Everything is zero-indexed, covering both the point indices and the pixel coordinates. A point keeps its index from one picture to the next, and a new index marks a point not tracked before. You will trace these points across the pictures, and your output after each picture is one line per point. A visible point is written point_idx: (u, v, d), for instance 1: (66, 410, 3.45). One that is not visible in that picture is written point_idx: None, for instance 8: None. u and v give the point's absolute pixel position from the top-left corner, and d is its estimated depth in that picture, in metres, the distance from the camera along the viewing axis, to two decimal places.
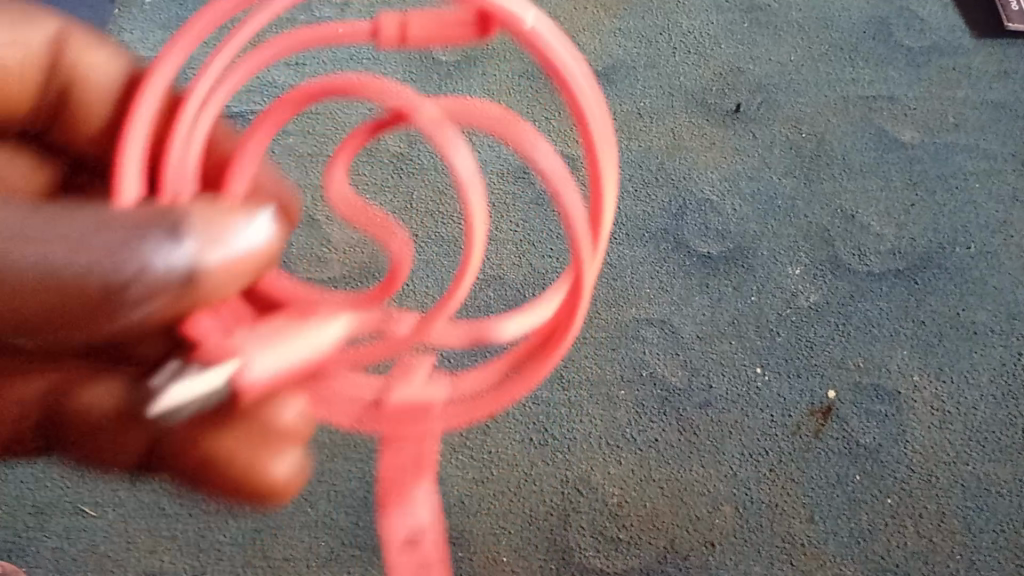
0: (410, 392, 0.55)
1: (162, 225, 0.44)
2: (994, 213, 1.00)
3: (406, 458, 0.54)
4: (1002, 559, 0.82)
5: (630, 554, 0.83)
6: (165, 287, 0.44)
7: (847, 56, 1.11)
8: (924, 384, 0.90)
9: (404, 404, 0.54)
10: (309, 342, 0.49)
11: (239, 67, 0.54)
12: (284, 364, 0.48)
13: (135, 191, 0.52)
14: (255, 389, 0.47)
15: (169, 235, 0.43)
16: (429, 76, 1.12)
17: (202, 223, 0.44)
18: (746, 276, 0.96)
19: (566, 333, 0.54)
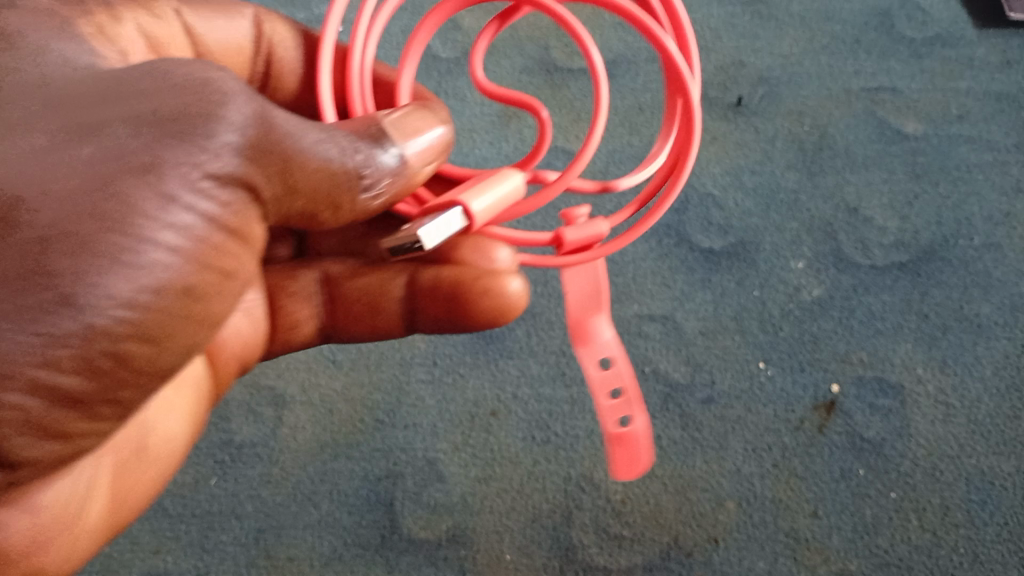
0: (575, 228, 0.56)
1: (368, 131, 0.49)
2: (997, 205, 0.99)
3: (583, 288, 0.60)
4: (1006, 552, 0.82)
5: (633, 551, 0.83)
6: (389, 176, 0.49)
7: (849, 48, 1.10)
8: (928, 377, 0.90)
9: (578, 243, 0.56)
10: (503, 186, 0.51)
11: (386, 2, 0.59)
12: (493, 208, 0.50)
13: (334, 117, 0.57)
14: (473, 230, 0.51)
15: (380, 136, 0.49)
16: (429, 73, 1.11)
17: (394, 125, 0.50)
18: (748, 271, 0.95)
19: (685, 162, 0.57)
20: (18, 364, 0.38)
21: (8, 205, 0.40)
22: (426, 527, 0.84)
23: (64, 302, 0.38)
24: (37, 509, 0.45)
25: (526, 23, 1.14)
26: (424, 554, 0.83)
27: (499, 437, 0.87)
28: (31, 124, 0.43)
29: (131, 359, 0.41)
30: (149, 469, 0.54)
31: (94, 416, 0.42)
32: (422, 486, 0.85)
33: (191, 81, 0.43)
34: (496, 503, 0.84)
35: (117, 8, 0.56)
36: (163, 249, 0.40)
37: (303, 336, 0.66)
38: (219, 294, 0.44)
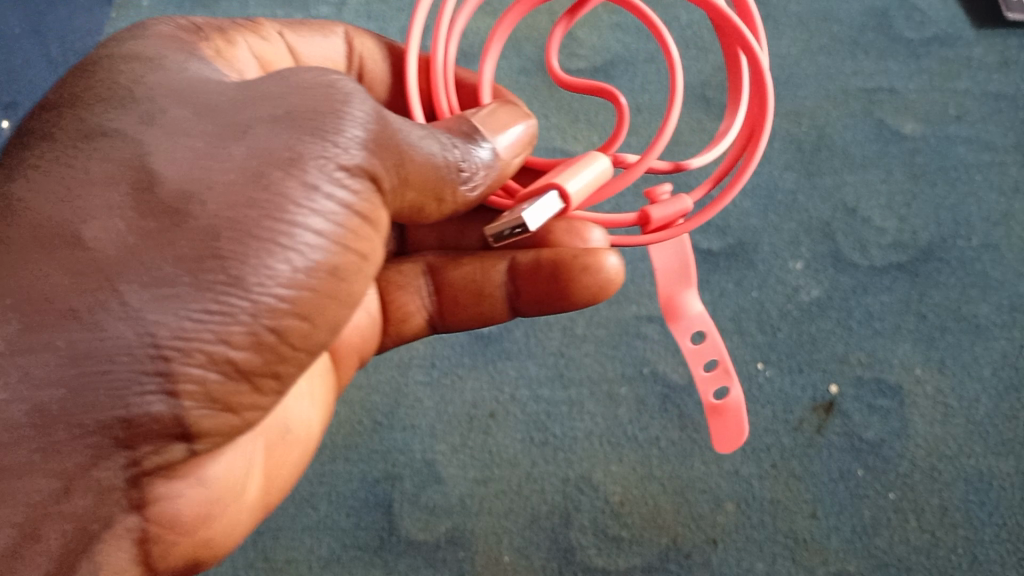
0: (660, 206, 0.57)
1: (461, 129, 0.53)
2: (995, 205, 0.99)
3: (670, 263, 0.63)
4: (1005, 552, 0.82)
5: (631, 552, 0.83)
6: (483, 171, 0.53)
7: (847, 48, 1.10)
8: (926, 377, 0.89)
9: (663, 221, 0.57)
10: (594, 168, 0.53)
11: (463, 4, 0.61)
12: (586, 189, 0.52)
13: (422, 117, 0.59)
14: (568, 212, 0.53)
15: (473, 134, 0.53)
16: None
17: (484, 125, 0.54)
18: (747, 272, 0.95)
19: (760, 133, 0.57)
20: (194, 342, 0.41)
21: (173, 199, 0.43)
22: (425, 529, 0.84)
23: (232, 284, 0.42)
24: (208, 484, 0.48)
25: (524, 24, 1.14)
26: (422, 555, 0.83)
27: (498, 438, 0.87)
28: (181, 126, 0.45)
29: (290, 336, 0.44)
30: (290, 452, 0.59)
31: (258, 392, 0.45)
32: (420, 487, 0.85)
33: (316, 83, 0.47)
34: (495, 504, 0.84)
35: (230, 32, 0.60)
36: (312, 233, 0.44)
37: (414, 327, 0.68)
38: (360, 275, 0.47)
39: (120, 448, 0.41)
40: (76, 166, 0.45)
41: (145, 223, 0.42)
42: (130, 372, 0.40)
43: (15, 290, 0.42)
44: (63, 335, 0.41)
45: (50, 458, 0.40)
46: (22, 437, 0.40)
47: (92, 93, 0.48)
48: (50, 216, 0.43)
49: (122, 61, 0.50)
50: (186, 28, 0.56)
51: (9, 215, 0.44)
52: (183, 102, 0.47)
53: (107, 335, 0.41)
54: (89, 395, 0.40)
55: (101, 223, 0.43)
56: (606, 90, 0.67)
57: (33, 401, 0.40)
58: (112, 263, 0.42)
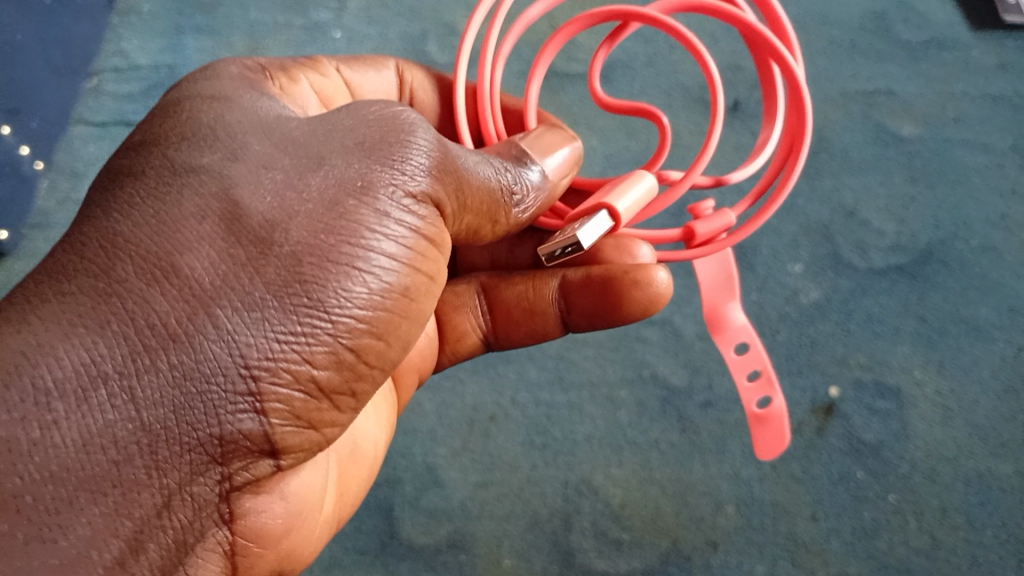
0: (705, 221, 0.57)
1: (511, 153, 0.56)
2: (994, 207, 0.99)
3: (714, 275, 0.65)
4: (1005, 553, 0.82)
5: (632, 555, 0.83)
6: (535, 193, 0.55)
7: (845, 51, 1.10)
8: (925, 379, 0.90)
9: (707, 236, 0.57)
10: (639, 186, 0.54)
11: (512, 27, 0.64)
12: (635, 207, 0.54)
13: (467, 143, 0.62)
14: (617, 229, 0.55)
15: (523, 158, 0.55)
16: None
17: (532, 148, 0.57)
18: (746, 275, 0.95)
19: (801, 144, 0.58)
20: (284, 362, 0.44)
21: (261, 227, 0.44)
22: (426, 532, 0.84)
23: (316, 306, 0.44)
24: (288, 497, 0.51)
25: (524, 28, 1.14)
26: (423, 559, 0.83)
27: (499, 442, 0.87)
28: (263, 157, 0.46)
29: (368, 354, 0.47)
30: (359, 467, 0.63)
31: (338, 407, 0.48)
32: (422, 490, 0.85)
33: (380, 117, 0.50)
34: (495, 507, 0.85)
35: (292, 69, 0.63)
36: (386, 256, 0.47)
37: (469, 346, 0.70)
38: (427, 295, 0.50)
39: (217, 464, 0.43)
40: (162, 197, 0.45)
41: (236, 249, 0.44)
42: (225, 390, 0.43)
43: (116, 320, 0.42)
44: (163, 359, 0.42)
45: (154, 478, 0.42)
46: (128, 458, 0.41)
47: (168, 130, 0.49)
48: (141, 244, 0.44)
49: (198, 102, 0.50)
50: (256, 69, 0.59)
51: (100, 247, 0.44)
52: (261, 135, 0.48)
53: (204, 356, 0.42)
54: (190, 414, 0.42)
55: (195, 251, 0.43)
56: (649, 110, 0.66)
57: (138, 423, 0.41)
58: (207, 289, 0.43)
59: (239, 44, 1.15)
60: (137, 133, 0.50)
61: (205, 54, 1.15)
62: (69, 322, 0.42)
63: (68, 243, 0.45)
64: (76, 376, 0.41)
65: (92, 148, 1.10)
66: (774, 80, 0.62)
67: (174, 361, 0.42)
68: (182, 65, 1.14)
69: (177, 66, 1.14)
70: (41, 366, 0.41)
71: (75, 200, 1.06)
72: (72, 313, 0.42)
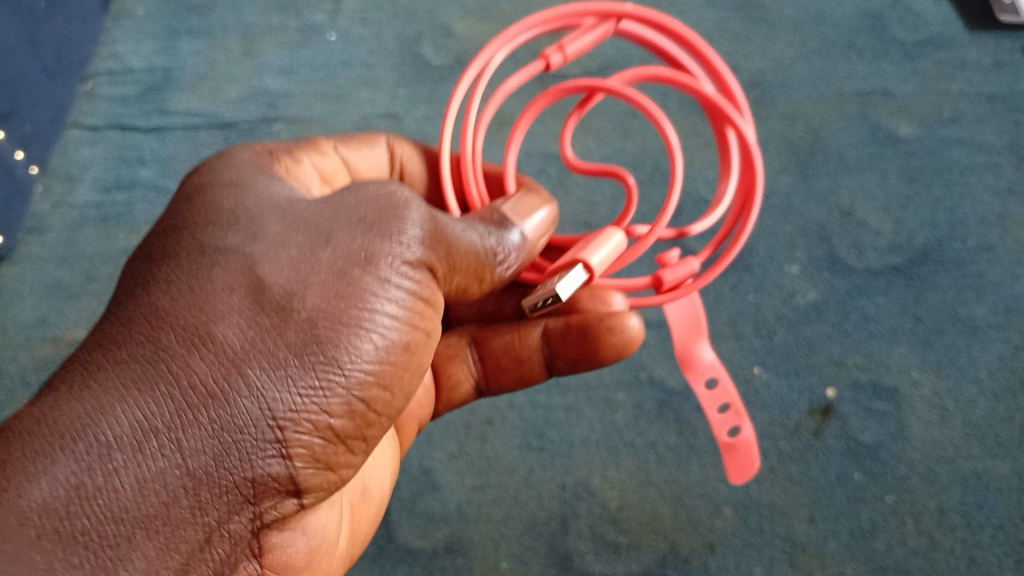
0: (671, 270, 0.60)
1: (493, 218, 0.55)
2: (990, 206, 0.99)
3: (684, 315, 0.67)
4: (1003, 554, 0.82)
5: (629, 557, 0.82)
6: (517, 252, 0.55)
7: (841, 51, 1.10)
8: (922, 380, 0.89)
9: (673, 282, 0.61)
10: (613, 241, 0.55)
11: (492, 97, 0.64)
12: (607, 260, 0.56)
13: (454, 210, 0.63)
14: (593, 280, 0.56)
15: (503, 223, 0.55)
16: (421, 80, 1.11)
17: (513, 212, 0.56)
18: (743, 275, 0.95)
19: (753, 197, 0.62)
20: (303, 414, 0.47)
21: (280, 296, 0.48)
22: (423, 536, 0.84)
23: (330, 364, 0.48)
24: (312, 535, 0.53)
25: None
26: (420, 563, 0.83)
27: (495, 445, 0.87)
28: (278, 234, 0.50)
29: (376, 404, 0.50)
30: (368, 509, 0.64)
31: (351, 453, 0.51)
32: (418, 494, 0.85)
33: (378, 195, 0.52)
34: (492, 511, 0.84)
35: (295, 152, 0.64)
36: (388, 317, 0.50)
37: (462, 394, 0.72)
38: (426, 347, 0.54)
39: (250, 503, 0.47)
40: (196, 274, 0.48)
41: (262, 317, 0.47)
42: (254, 442, 0.46)
43: (163, 382, 0.45)
44: (203, 416, 0.45)
45: (197, 517, 0.45)
46: (174, 500, 0.44)
47: (198, 214, 0.52)
48: (178, 316, 0.47)
49: (220, 188, 0.54)
50: (260, 154, 0.59)
51: (140, 320, 0.47)
52: (278, 215, 0.51)
53: (238, 411, 0.46)
54: (227, 461, 0.46)
55: (227, 321, 0.47)
56: (616, 171, 0.68)
57: (183, 470, 0.45)
58: (239, 354, 0.46)
59: (234, 46, 1.15)
60: (167, 218, 0.54)
61: (200, 56, 1.14)
62: (120, 386, 0.45)
63: (114, 315, 0.48)
64: (130, 433, 0.44)
65: (86, 152, 1.09)
66: (730, 144, 0.64)
67: (212, 417, 0.46)
68: (177, 68, 1.14)
69: (172, 69, 1.14)
70: (98, 425, 0.44)
71: (70, 204, 1.06)
72: (122, 378, 0.45)
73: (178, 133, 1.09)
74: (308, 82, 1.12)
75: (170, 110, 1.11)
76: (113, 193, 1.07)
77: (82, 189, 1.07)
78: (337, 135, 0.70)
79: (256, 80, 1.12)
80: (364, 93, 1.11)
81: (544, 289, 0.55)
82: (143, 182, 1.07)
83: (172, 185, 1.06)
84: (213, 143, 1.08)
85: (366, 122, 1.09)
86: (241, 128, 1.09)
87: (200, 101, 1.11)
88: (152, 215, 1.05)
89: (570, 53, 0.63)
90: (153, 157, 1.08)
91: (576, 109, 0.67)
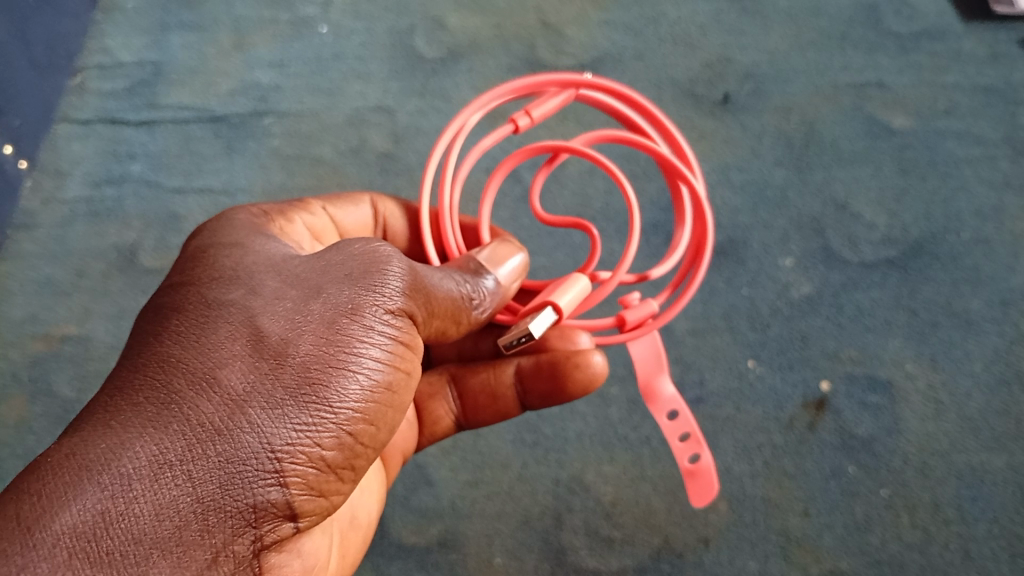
0: (632, 309, 0.62)
1: (469, 266, 0.59)
2: (986, 199, 0.99)
3: (646, 353, 0.68)
4: (997, 548, 0.82)
5: (623, 552, 0.82)
6: (491, 297, 0.58)
7: (836, 43, 1.09)
8: (917, 373, 0.89)
9: (636, 322, 0.62)
10: (580, 283, 0.58)
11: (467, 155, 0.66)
12: (574, 301, 0.58)
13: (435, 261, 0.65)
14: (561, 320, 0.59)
15: (479, 270, 0.59)
16: (414, 73, 1.10)
17: (488, 260, 0.60)
18: (737, 269, 0.95)
19: (705, 248, 0.65)
20: (300, 447, 0.47)
21: (277, 344, 0.48)
22: (416, 532, 0.84)
23: (322, 403, 0.48)
24: (306, 558, 0.52)
25: (513, 23, 1.13)
26: (413, 559, 0.83)
27: (489, 440, 0.86)
28: (276, 290, 0.51)
29: (364, 438, 0.50)
30: (356, 536, 0.63)
31: (342, 485, 0.51)
32: (411, 490, 0.85)
33: (362, 252, 0.53)
34: (486, 506, 0.84)
35: (287, 211, 0.64)
36: (374, 359, 0.50)
37: (443, 428, 0.72)
38: (406, 388, 0.54)
39: (253, 529, 0.46)
40: (201, 326, 0.48)
41: (262, 360, 0.48)
42: (253, 473, 0.46)
43: (175, 418, 0.45)
44: (211, 448, 0.45)
45: (206, 540, 0.44)
46: (186, 525, 0.43)
47: (201, 273, 0.52)
48: (184, 362, 0.47)
49: (218, 249, 0.54)
50: (256, 215, 0.61)
51: (148, 368, 0.47)
52: (273, 272, 0.52)
53: (243, 444, 0.45)
54: (233, 489, 0.45)
55: (230, 364, 0.47)
56: (581, 224, 0.69)
57: (193, 498, 0.44)
58: (242, 393, 0.46)
59: (225, 40, 1.14)
60: (168, 282, 0.54)
61: (191, 50, 1.14)
62: (133, 423, 0.44)
63: (124, 367, 0.48)
64: (145, 464, 0.43)
65: (76, 147, 1.08)
66: (683, 199, 0.67)
67: (219, 449, 0.45)
68: (168, 61, 1.13)
69: (163, 63, 1.13)
70: (115, 457, 0.43)
71: (60, 200, 1.05)
72: (134, 416, 0.45)
73: (168, 128, 1.09)
74: (299, 75, 1.11)
75: (161, 104, 1.10)
76: (103, 188, 1.06)
77: (72, 184, 1.06)
78: (324, 195, 0.71)
79: (247, 73, 1.11)
80: (356, 86, 1.10)
81: (518, 328, 0.57)
82: (133, 177, 1.06)
83: (163, 179, 1.06)
84: (204, 137, 1.08)
85: (359, 115, 1.08)
86: (232, 122, 1.08)
87: (191, 95, 1.11)
88: (142, 209, 1.04)
89: (537, 117, 0.66)
90: (143, 151, 1.08)
91: (545, 166, 0.70)
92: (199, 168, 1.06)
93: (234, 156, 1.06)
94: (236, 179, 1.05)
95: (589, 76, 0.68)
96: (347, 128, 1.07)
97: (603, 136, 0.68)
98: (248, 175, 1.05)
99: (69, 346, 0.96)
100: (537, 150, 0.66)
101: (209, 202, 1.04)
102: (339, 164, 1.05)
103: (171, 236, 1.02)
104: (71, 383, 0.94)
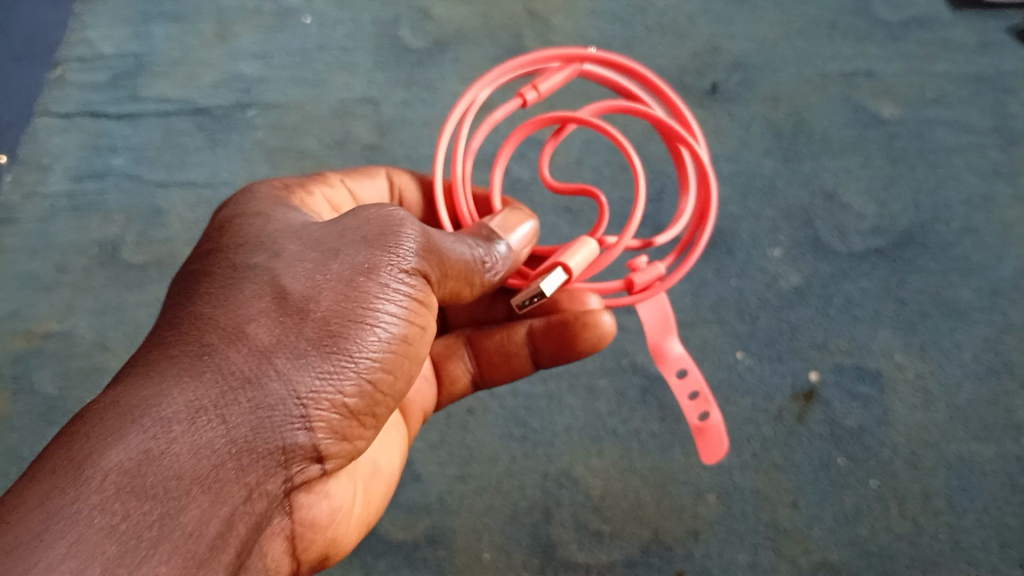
0: (639, 272, 0.61)
1: (481, 234, 0.57)
2: (976, 187, 0.98)
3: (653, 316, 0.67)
4: (987, 538, 0.81)
5: (613, 546, 0.82)
6: (503, 261, 0.58)
7: (825, 31, 1.09)
8: (906, 363, 0.89)
9: (644, 285, 0.61)
10: (588, 246, 0.57)
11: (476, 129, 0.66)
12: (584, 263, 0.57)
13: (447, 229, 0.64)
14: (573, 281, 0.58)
15: (491, 236, 0.57)
16: (399, 63, 1.09)
17: (500, 227, 0.59)
18: (726, 260, 0.94)
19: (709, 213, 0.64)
20: (324, 395, 0.47)
21: (300, 299, 0.48)
22: (404, 528, 0.83)
23: (347, 353, 0.48)
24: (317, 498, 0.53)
25: (500, 12, 1.12)
26: (402, 555, 0.82)
27: (477, 434, 0.86)
28: (299, 252, 0.50)
29: (383, 387, 0.50)
30: (378, 487, 0.62)
31: (363, 432, 0.51)
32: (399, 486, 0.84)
33: (378, 215, 0.52)
34: (474, 502, 0.83)
35: (307, 184, 0.64)
36: (393, 314, 0.50)
37: (461, 389, 0.71)
38: (422, 343, 0.53)
39: (280, 469, 0.46)
40: (228, 287, 0.48)
41: (287, 314, 0.47)
42: (282, 418, 0.45)
43: (206, 368, 0.44)
44: (242, 396, 0.44)
45: (241, 479, 0.44)
46: (222, 463, 0.43)
47: (227, 241, 0.52)
48: (213, 319, 0.47)
49: (241, 218, 0.54)
50: (277, 187, 0.60)
51: (180, 328, 0.46)
52: (294, 236, 0.51)
53: (272, 392, 0.45)
54: (263, 432, 0.45)
55: (256, 320, 0.47)
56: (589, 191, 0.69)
57: (228, 439, 0.43)
58: (268, 345, 0.46)
59: (207, 30, 1.13)
60: (197, 251, 0.53)
61: (173, 40, 1.12)
62: (168, 373, 0.44)
63: (156, 330, 0.48)
64: (180, 410, 0.42)
65: (56, 140, 1.07)
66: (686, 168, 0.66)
67: (249, 396, 0.45)
68: (150, 52, 1.11)
69: (144, 54, 1.11)
70: (151, 404, 0.42)
71: (40, 194, 1.04)
72: (167, 368, 0.44)
73: (151, 120, 1.07)
74: (282, 66, 1.10)
75: (142, 97, 1.09)
76: (85, 182, 1.04)
77: (53, 177, 1.04)
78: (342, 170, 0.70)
79: (230, 64, 1.10)
80: (341, 78, 1.09)
81: (530, 288, 0.57)
82: (115, 171, 1.04)
83: (146, 173, 1.04)
84: (186, 129, 1.06)
85: (343, 107, 1.07)
86: (215, 114, 1.07)
87: (173, 86, 1.09)
88: (126, 203, 1.03)
89: (545, 91, 0.65)
90: (125, 144, 1.06)
91: (553, 137, 0.68)
92: (182, 162, 1.04)
93: (217, 149, 1.05)
94: (220, 173, 1.03)
95: (592, 51, 0.67)
96: (333, 120, 1.06)
97: (607, 106, 0.67)
98: (231, 168, 1.04)
99: (53, 342, 0.95)
100: (545, 121, 0.65)
101: (192, 196, 1.02)
102: (324, 156, 1.04)
103: (155, 231, 1.01)
104: (55, 381, 0.93)
